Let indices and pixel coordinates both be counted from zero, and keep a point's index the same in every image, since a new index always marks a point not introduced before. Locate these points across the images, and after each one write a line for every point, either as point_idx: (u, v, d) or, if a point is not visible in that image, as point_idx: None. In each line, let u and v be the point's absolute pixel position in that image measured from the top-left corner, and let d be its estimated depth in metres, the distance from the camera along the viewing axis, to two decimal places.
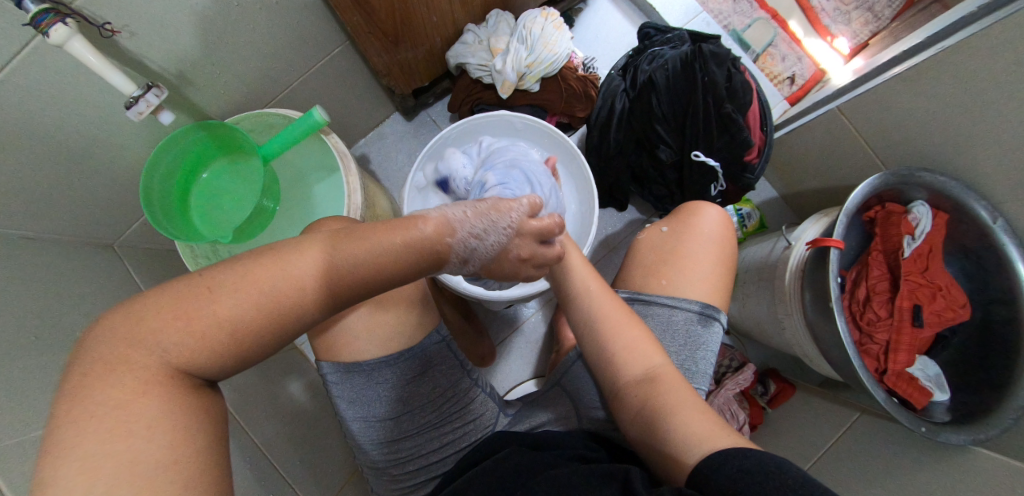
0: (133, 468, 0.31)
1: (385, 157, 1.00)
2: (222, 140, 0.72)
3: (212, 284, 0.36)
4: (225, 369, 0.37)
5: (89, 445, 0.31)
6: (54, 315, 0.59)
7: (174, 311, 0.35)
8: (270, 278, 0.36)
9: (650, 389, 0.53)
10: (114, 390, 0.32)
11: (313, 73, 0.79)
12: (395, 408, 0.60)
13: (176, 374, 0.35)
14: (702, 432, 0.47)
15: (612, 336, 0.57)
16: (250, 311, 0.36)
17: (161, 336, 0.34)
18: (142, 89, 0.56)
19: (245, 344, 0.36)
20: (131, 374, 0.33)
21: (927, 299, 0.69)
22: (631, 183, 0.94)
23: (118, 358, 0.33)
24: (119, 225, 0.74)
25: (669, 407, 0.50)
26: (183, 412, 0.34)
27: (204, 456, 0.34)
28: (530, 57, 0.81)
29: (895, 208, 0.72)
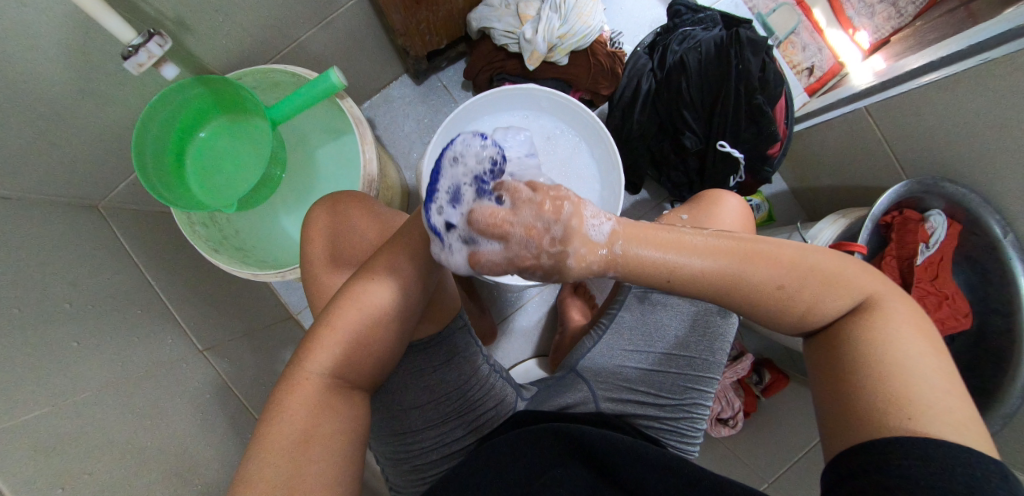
0: (310, 452, 0.43)
1: (392, 122, 0.94)
2: (223, 97, 0.65)
3: (333, 308, 0.48)
4: (364, 371, 0.49)
5: (271, 448, 0.42)
6: (39, 287, 0.53)
7: (312, 342, 0.46)
8: (367, 289, 0.48)
9: (858, 334, 0.41)
10: (290, 405, 0.44)
11: (323, 26, 0.72)
12: (413, 396, 0.59)
13: (323, 377, 0.46)
14: (927, 381, 0.39)
15: (807, 300, 0.42)
16: (367, 320, 0.47)
17: (310, 354, 0.46)
18: (143, 36, 0.48)
19: (364, 342, 0.48)
20: (305, 395, 0.44)
21: (933, 306, 0.70)
22: (649, 167, 0.91)
23: (289, 390, 0.45)
24: (106, 182, 0.67)
25: (877, 351, 0.40)
26: (344, 413, 0.46)
27: (351, 431, 0.46)
28: (563, 27, 0.75)
29: (912, 215, 0.73)
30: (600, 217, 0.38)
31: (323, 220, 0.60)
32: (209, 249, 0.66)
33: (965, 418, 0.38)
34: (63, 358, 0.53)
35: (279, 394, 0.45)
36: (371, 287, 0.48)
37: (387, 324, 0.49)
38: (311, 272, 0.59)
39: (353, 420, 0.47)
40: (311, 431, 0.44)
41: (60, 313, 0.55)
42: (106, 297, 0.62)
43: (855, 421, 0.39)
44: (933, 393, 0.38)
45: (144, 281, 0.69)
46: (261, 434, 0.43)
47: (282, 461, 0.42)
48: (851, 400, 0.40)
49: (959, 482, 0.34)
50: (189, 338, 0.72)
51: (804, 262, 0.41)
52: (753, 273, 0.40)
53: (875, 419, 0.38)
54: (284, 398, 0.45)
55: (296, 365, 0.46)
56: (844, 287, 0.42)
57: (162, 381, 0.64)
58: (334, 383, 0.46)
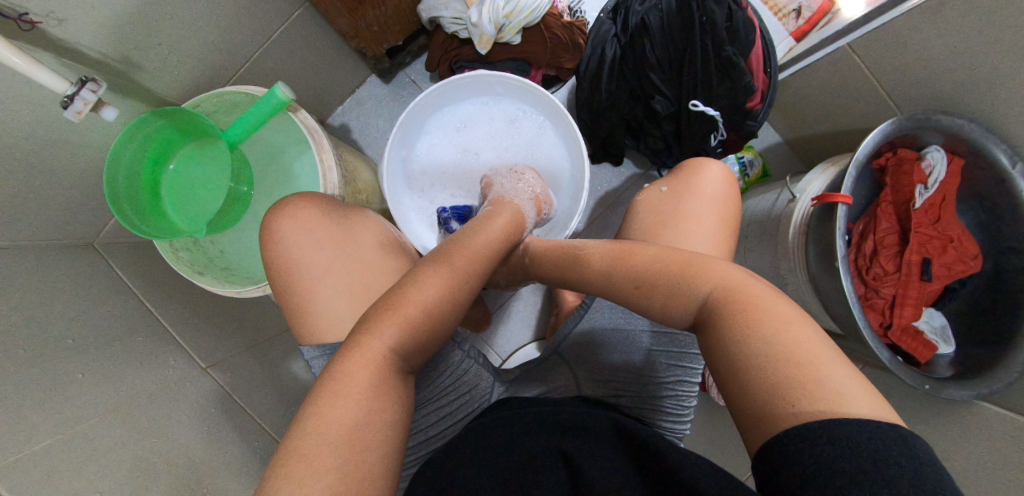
0: (365, 426, 0.39)
1: (366, 125, 0.94)
2: (184, 125, 0.67)
3: (404, 285, 0.47)
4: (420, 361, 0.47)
5: (322, 415, 0.39)
6: (41, 326, 0.57)
7: (380, 315, 0.45)
8: (439, 269, 0.49)
9: (723, 321, 0.42)
10: (350, 374, 0.41)
11: (275, 40, 0.73)
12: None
13: (389, 352, 0.43)
14: (805, 360, 0.38)
15: (675, 296, 0.47)
16: (446, 297, 0.48)
17: (381, 324, 0.44)
18: (76, 84, 0.50)
19: (433, 321, 0.47)
20: (372, 365, 0.42)
21: (937, 251, 0.66)
22: (626, 136, 0.87)
23: (352, 359, 0.42)
24: (96, 221, 0.71)
25: (745, 332, 0.41)
26: (403, 391, 0.44)
27: (406, 412, 0.43)
28: (508, 5, 0.71)
29: (907, 155, 0.67)
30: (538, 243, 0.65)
31: (280, 226, 0.60)
32: (194, 272, 0.70)
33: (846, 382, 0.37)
34: (70, 389, 0.57)
35: (338, 365, 0.42)
36: (441, 267, 0.49)
37: (455, 312, 0.49)
38: (277, 275, 0.60)
39: (410, 399, 0.45)
40: (370, 410, 0.40)
41: (63, 348, 0.59)
42: (108, 327, 0.66)
43: (748, 407, 0.38)
44: (812, 365, 0.38)
45: (145, 308, 0.74)
46: (307, 414, 0.39)
47: (338, 438, 0.38)
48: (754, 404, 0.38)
49: (865, 459, 0.33)
50: (192, 357, 0.76)
51: (660, 264, 0.50)
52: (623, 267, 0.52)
53: (765, 416, 0.37)
54: (347, 368, 0.42)
55: (359, 340, 0.43)
56: (700, 277, 0.46)
57: (166, 402, 0.69)
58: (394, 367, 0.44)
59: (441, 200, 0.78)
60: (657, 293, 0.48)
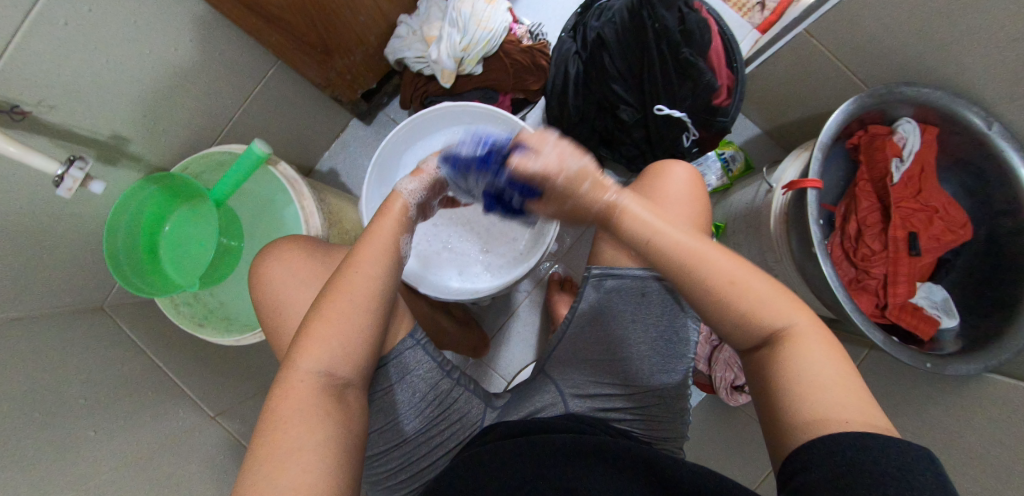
0: (298, 450, 0.41)
1: (352, 166, 0.98)
2: (174, 188, 0.71)
3: (320, 304, 0.47)
4: (362, 369, 0.49)
5: (262, 445, 0.41)
6: (53, 390, 0.61)
7: (303, 340, 0.46)
8: (348, 280, 0.48)
9: (768, 360, 0.42)
10: (282, 405, 0.43)
11: (254, 98, 0.78)
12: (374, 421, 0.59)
13: (311, 374, 0.45)
14: (833, 388, 0.38)
15: (741, 314, 0.42)
16: (360, 306, 0.48)
17: (302, 349, 0.46)
18: (64, 164, 0.54)
19: (351, 335, 0.47)
20: (301, 394, 0.44)
21: (922, 224, 0.64)
22: (601, 147, 0.89)
23: (284, 389, 0.44)
24: (103, 285, 0.76)
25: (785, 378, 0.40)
26: (338, 409, 0.45)
27: (341, 430, 0.44)
28: (464, 39, 0.74)
29: (879, 131, 0.66)
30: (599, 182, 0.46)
31: (265, 268, 0.63)
32: (194, 324, 0.74)
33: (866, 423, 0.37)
34: (82, 447, 0.60)
35: (273, 396, 0.44)
36: (352, 273, 0.48)
37: (377, 313, 0.48)
38: (269, 316, 0.63)
39: (352, 417, 0.46)
40: (298, 437, 0.42)
41: (74, 409, 0.62)
42: (118, 384, 0.70)
43: (780, 417, 0.39)
44: (838, 386, 0.38)
45: (154, 363, 0.77)
46: (255, 445, 0.42)
47: (269, 464, 0.40)
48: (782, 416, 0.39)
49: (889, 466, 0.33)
50: (201, 406, 0.79)
51: (741, 290, 0.42)
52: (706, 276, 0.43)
53: (788, 431, 0.38)
54: (280, 399, 0.44)
55: (290, 365, 0.45)
56: (755, 305, 0.42)
57: (177, 453, 0.71)
58: (327, 384, 0.46)
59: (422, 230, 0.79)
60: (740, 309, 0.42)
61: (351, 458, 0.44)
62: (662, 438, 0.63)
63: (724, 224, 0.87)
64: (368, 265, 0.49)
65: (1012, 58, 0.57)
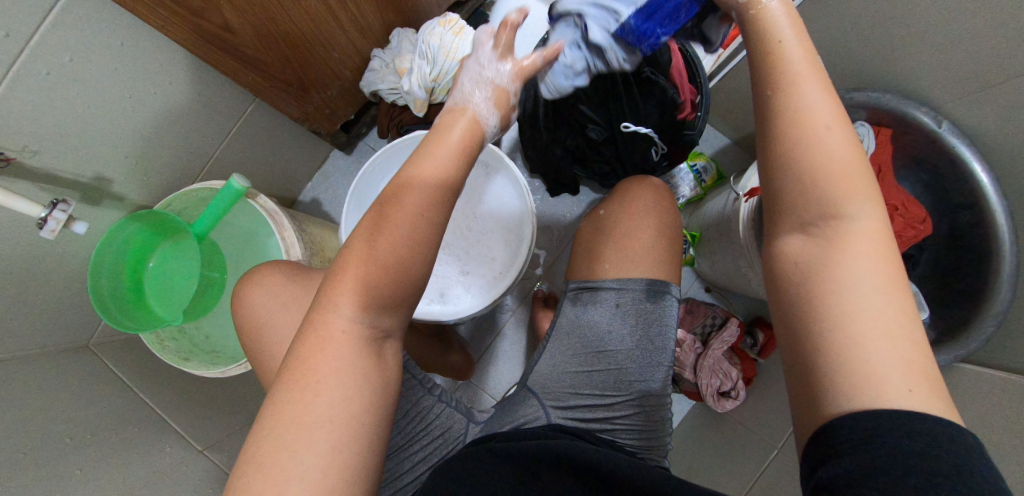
0: (326, 417, 0.40)
1: (334, 195, 1.01)
2: (157, 224, 0.73)
3: (356, 253, 0.45)
4: (400, 319, 0.47)
5: (281, 407, 0.40)
6: (39, 429, 0.61)
7: (335, 290, 0.44)
8: (395, 222, 0.44)
9: (814, 263, 0.41)
10: (310, 361, 0.42)
11: (234, 134, 0.81)
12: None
13: (346, 328, 0.43)
14: (880, 323, 0.37)
15: (822, 189, 0.40)
16: (408, 248, 0.45)
17: (334, 301, 0.44)
18: (48, 207, 0.56)
19: (393, 291, 0.45)
20: (333, 344, 0.42)
21: (884, 221, 0.65)
22: (574, 165, 0.91)
23: (314, 341, 0.43)
24: (89, 324, 0.77)
25: (811, 267, 0.41)
26: (374, 368, 0.44)
27: (375, 393, 0.43)
28: (433, 70, 0.77)
29: None
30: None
31: (244, 294, 0.65)
32: (180, 359, 0.75)
33: (913, 382, 0.36)
34: (68, 485, 0.60)
35: (303, 344, 0.43)
36: (397, 211, 0.45)
37: (428, 251, 0.46)
38: (251, 340, 0.64)
39: (387, 379, 0.45)
40: (326, 398, 0.41)
41: (60, 447, 0.62)
42: (104, 421, 0.70)
43: (807, 352, 0.40)
44: (881, 333, 0.37)
45: (140, 398, 0.77)
46: (279, 392, 0.41)
47: (291, 427, 0.40)
48: (811, 363, 0.39)
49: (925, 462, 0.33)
50: (188, 440, 0.79)
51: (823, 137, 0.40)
52: (795, 103, 0.41)
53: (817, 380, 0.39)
54: (310, 352, 0.43)
55: (325, 313, 0.44)
56: (847, 187, 0.40)
57: (165, 488, 0.71)
58: (365, 332, 0.44)
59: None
60: (826, 164, 0.40)
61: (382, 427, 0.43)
62: (647, 447, 0.63)
63: (699, 233, 0.90)
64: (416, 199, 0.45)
65: (953, 60, 0.60)
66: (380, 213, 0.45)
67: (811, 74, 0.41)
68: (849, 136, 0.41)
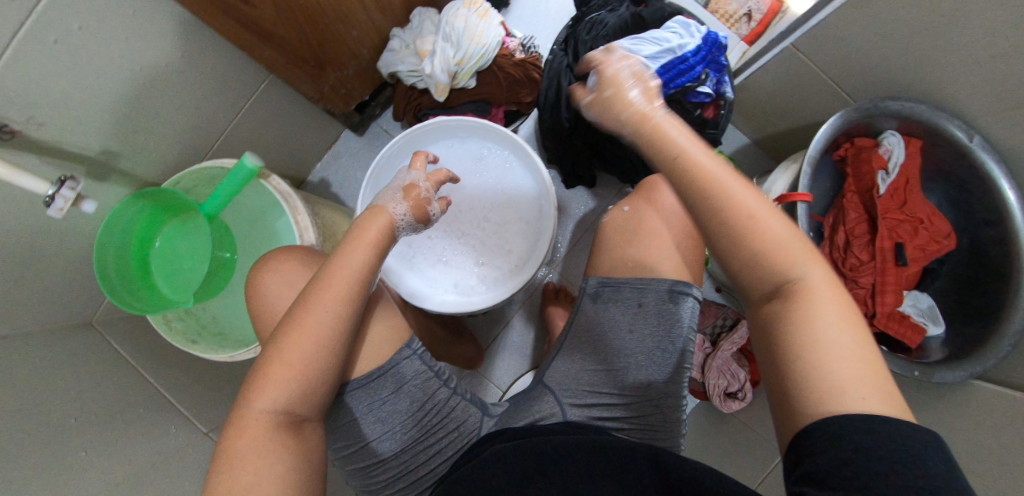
0: (253, 489, 0.44)
1: (344, 177, 0.98)
2: (165, 203, 0.71)
3: (276, 348, 0.50)
4: (317, 404, 0.52)
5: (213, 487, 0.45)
6: (45, 408, 0.60)
7: (257, 384, 0.49)
8: (306, 322, 0.50)
9: (779, 314, 0.38)
10: (235, 445, 0.46)
11: (246, 112, 0.78)
12: (378, 429, 0.58)
13: (262, 415, 0.48)
14: (833, 353, 0.36)
15: (763, 258, 0.38)
16: (317, 345, 0.50)
17: (260, 391, 0.49)
18: (55, 184, 0.52)
19: (308, 380, 0.50)
20: (254, 433, 0.47)
21: (908, 234, 0.65)
22: (593, 158, 0.89)
23: (238, 431, 0.47)
24: (93, 301, 0.75)
25: (787, 333, 0.38)
26: (295, 445, 0.48)
27: (297, 466, 0.48)
28: (458, 54, 0.74)
29: (865, 143, 0.68)
30: (636, 83, 0.45)
31: (263, 279, 0.63)
32: (187, 341, 0.73)
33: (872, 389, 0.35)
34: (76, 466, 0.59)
35: (230, 434, 0.48)
36: (311, 312, 0.50)
37: (336, 347, 0.51)
38: (269, 326, 0.62)
39: (310, 454, 0.50)
40: (250, 475, 0.45)
41: (66, 427, 0.61)
42: (109, 401, 0.69)
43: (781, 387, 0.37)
44: (839, 356, 0.36)
45: (144, 378, 0.76)
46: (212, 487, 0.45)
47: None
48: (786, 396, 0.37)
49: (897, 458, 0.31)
50: (193, 422, 0.78)
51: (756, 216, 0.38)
52: (717, 188, 0.38)
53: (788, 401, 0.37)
54: (234, 440, 0.47)
55: (244, 406, 0.49)
56: (783, 257, 0.38)
57: (171, 470, 0.70)
58: (283, 418, 0.49)
59: (419, 244, 0.79)
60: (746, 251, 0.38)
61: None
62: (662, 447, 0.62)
63: None
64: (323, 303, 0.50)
65: (993, 75, 0.59)
66: (290, 320, 0.51)
67: (727, 170, 0.39)
68: (780, 215, 0.39)
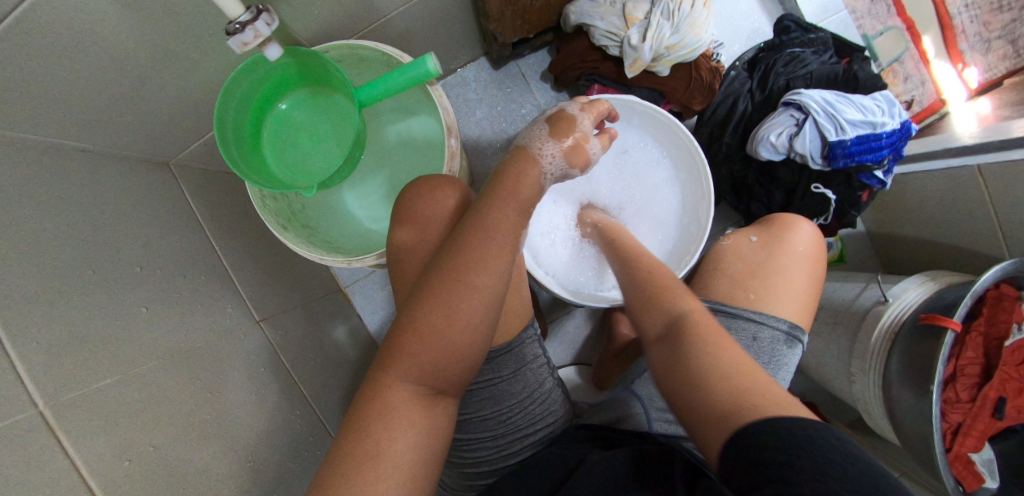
0: (383, 449, 0.43)
1: (462, 106, 0.89)
2: (307, 69, 0.62)
3: (421, 309, 0.46)
4: (452, 381, 0.49)
5: (348, 444, 0.43)
6: (106, 254, 0.53)
7: (398, 347, 0.46)
8: (453, 286, 0.47)
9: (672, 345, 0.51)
10: (370, 403, 0.45)
11: (415, 5, 0.67)
12: (488, 408, 0.57)
13: (400, 383, 0.46)
14: (725, 368, 0.45)
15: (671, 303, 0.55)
16: (463, 311, 0.47)
17: (401, 353, 0.46)
18: (251, 12, 0.44)
19: (450, 349, 0.47)
20: (393, 401, 0.45)
21: (1014, 392, 0.67)
22: (728, 194, 0.84)
23: (377, 392, 0.45)
24: (179, 143, 0.67)
25: (684, 358, 0.48)
26: (426, 419, 0.46)
27: (425, 433, 0.46)
28: (674, 37, 0.69)
29: (1009, 292, 0.67)
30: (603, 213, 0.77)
31: (414, 204, 0.58)
32: (278, 226, 0.66)
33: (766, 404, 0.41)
34: (132, 326, 0.53)
35: (366, 394, 0.46)
36: (470, 270, 0.47)
37: (481, 317, 0.48)
38: (397, 257, 0.58)
39: (438, 426, 0.47)
40: (386, 437, 0.43)
41: (124, 280, 0.54)
42: (173, 262, 0.62)
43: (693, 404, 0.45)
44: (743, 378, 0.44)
45: (209, 245, 0.69)
46: (339, 448, 0.43)
47: (349, 455, 0.42)
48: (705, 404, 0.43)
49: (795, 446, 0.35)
50: (247, 307, 0.72)
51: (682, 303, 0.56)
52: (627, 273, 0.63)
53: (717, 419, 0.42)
54: (369, 402, 0.45)
55: (382, 371, 0.46)
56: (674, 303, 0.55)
57: (222, 351, 0.64)
58: (418, 391, 0.46)
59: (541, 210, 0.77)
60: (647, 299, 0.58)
61: (426, 469, 0.45)
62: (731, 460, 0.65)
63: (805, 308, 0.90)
64: (472, 264, 0.47)
65: None
66: (437, 283, 0.47)
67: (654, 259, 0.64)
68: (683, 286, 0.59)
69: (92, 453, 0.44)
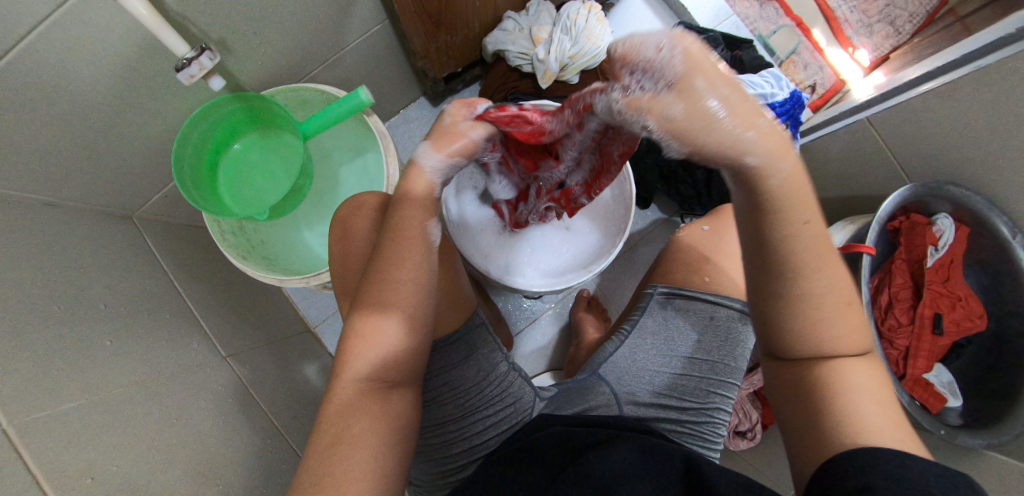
0: (350, 437, 0.46)
1: (408, 142, 0.99)
2: (255, 112, 0.70)
3: (371, 305, 0.50)
4: (406, 369, 0.52)
5: (319, 438, 0.47)
6: (74, 289, 0.57)
7: (351, 345, 0.50)
8: (393, 281, 0.50)
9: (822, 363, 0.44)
10: (335, 397, 0.49)
11: (350, 51, 0.77)
12: (444, 392, 0.62)
13: (359, 379, 0.49)
14: (853, 395, 0.43)
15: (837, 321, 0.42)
16: (408, 300, 0.50)
17: (357, 349, 0.50)
18: (195, 51, 0.53)
19: (404, 339, 0.51)
20: (356, 394, 0.49)
21: (946, 307, 0.72)
22: (658, 181, 0.94)
23: (340, 387, 0.49)
24: (140, 196, 0.73)
25: (824, 387, 0.43)
26: (388, 405, 0.50)
27: (387, 422, 0.49)
28: (574, 48, 0.80)
29: (920, 219, 0.74)
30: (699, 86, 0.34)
31: (351, 219, 0.64)
32: (238, 256, 0.71)
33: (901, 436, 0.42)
34: (98, 354, 0.56)
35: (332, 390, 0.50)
36: (405, 263, 0.50)
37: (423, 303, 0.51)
38: (341, 269, 0.64)
39: (398, 410, 0.51)
40: (351, 429, 0.47)
41: (91, 312, 0.57)
42: (138, 301, 0.65)
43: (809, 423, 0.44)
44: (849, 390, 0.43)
45: (173, 287, 0.73)
46: (314, 441, 0.47)
47: (321, 447, 0.46)
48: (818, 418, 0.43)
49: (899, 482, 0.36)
50: (214, 344, 0.75)
51: (823, 317, 0.42)
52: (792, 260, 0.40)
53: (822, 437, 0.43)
54: (337, 396, 0.49)
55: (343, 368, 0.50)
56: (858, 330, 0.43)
57: (189, 384, 0.66)
58: (374, 383, 0.50)
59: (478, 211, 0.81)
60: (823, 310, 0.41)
61: (395, 453, 0.49)
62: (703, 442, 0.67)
63: None
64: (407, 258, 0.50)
65: None
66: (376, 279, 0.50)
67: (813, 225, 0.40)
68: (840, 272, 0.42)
69: (64, 465, 0.45)
